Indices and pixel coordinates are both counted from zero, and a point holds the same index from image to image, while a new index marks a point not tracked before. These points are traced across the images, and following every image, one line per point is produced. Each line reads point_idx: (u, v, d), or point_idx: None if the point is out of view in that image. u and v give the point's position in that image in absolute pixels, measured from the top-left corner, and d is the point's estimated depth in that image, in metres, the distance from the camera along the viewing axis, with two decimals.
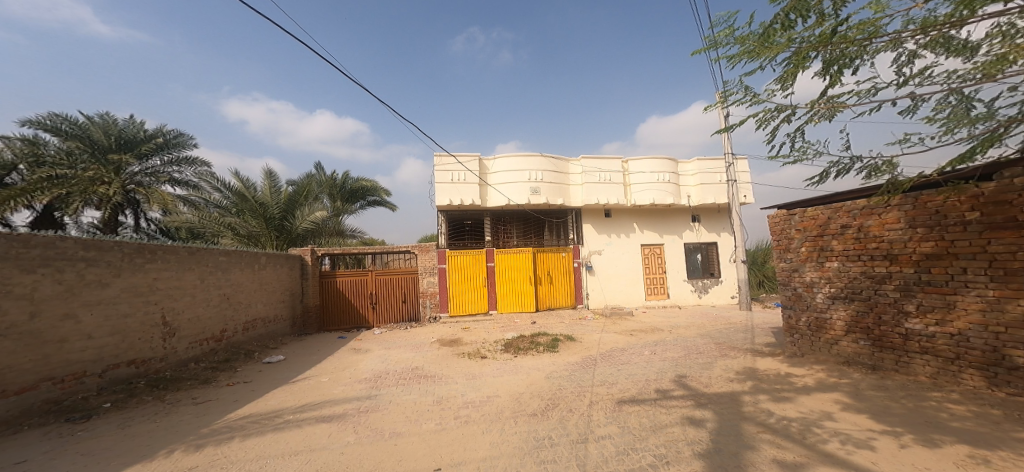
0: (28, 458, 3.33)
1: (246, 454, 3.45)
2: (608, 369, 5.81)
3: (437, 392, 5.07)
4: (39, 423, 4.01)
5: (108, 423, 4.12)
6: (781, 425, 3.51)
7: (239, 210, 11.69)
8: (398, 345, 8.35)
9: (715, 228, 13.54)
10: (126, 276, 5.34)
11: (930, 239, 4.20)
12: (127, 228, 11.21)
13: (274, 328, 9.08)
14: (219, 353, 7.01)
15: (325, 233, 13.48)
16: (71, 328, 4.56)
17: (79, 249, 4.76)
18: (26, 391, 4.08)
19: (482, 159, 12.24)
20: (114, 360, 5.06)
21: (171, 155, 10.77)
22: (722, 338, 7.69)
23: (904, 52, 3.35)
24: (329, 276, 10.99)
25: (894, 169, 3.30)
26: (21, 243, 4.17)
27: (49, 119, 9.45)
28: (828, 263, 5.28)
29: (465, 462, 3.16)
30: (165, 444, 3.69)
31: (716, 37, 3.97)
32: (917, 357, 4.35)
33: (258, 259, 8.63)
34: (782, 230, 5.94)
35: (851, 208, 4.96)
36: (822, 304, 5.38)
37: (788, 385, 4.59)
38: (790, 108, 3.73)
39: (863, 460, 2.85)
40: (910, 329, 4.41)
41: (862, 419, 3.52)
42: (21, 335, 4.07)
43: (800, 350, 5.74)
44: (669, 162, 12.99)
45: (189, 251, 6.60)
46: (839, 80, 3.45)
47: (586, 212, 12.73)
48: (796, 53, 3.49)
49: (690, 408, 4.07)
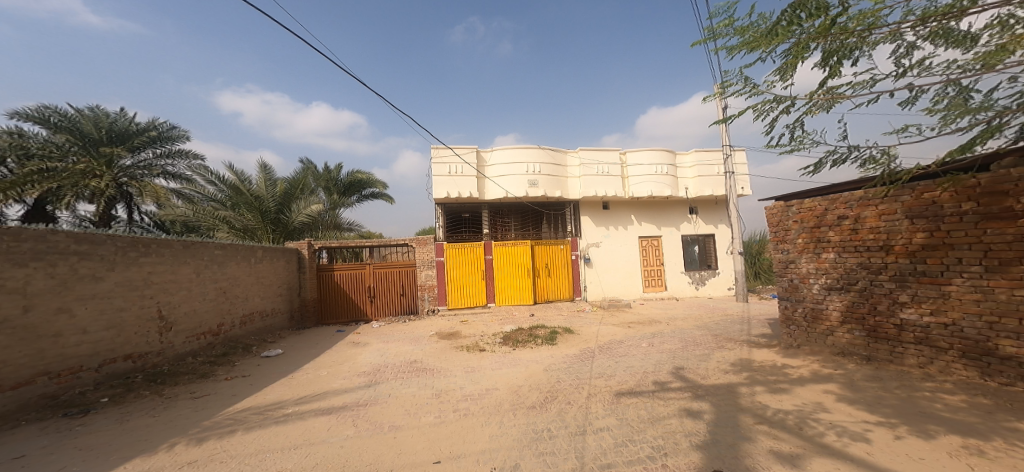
0: (26, 453, 3.33)
1: (246, 448, 3.45)
2: (605, 362, 5.85)
3: (436, 385, 5.08)
4: (36, 418, 4.01)
5: (106, 418, 4.11)
6: (777, 417, 3.54)
7: (233, 203, 11.58)
8: (396, 339, 8.34)
9: (712, 220, 13.56)
10: (120, 270, 5.29)
11: (926, 230, 4.20)
12: (121, 222, 11.08)
13: (272, 322, 9.08)
14: (217, 347, 7.01)
15: (321, 227, 13.45)
16: (65, 322, 4.52)
17: (71, 243, 4.70)
18: (21, 386, 4.07)
19: (479, 151, 12.14)
20: (110, 354, 5.03)
21: (163, 148, 10.66)
22: (719, 330, 7.72)
23: (903, 43, 3.34)
24: (326, 269, 10.94)
25: (892, 159, 3.29)
26: (11, 237, 4.13)
27: (38, 111, 9.30)
28: (824, 255, 5.28)
29: (466, 455, 3.17)
30: (166, 438, 3.69)
31: (716, 27, 3.93)
32: (911, 348, 4.38)
33: (254, 253, 8.60)
34: (779, 222, 5.92)
35: (848, 199, 4.95)
36: (818, 295, 5.39)
37: (782, 376, 4.63)
38: (790, 99, 3.74)
39: (859, 451, 2.88)
40: (904, 320, 4.44)
41: (856, 410, 3.56)
42: (14, 330, 4.05)
43: (796, 341, 5.77)
44: (667, 154, 12.94)
45: (183, 244, 6.55)
46: (839, 71, 3.45)
47: (584, 205, 12.71)
48: (796, 44, 3.47)
49: (687, 400, 4.10)
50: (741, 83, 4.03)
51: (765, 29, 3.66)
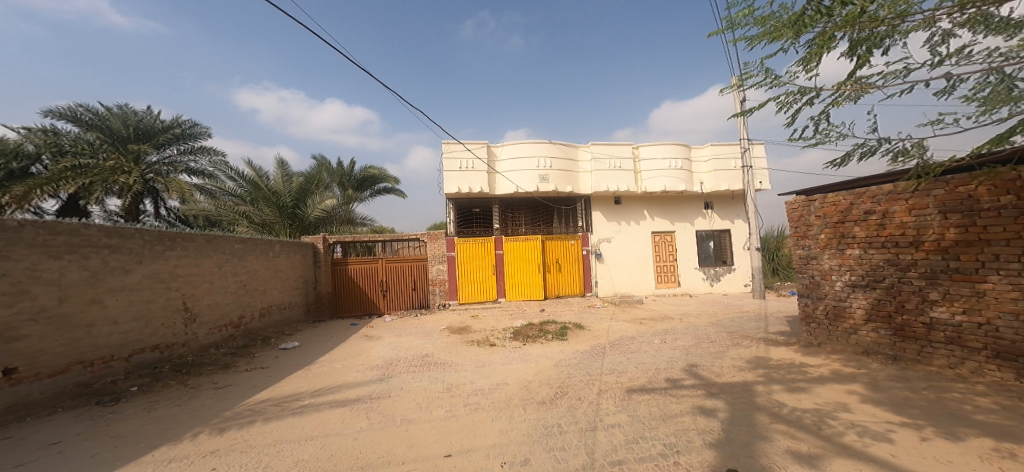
0: (62, 439, 3.46)
1: (264, 438, 3.53)
2: (617, 358, 5.80)
3: (447, 379, 5.12)
4: (71, 405, 4.17)
5: (135, 407, 4.25)
6: (794, 416, 3.46)
7: (252, 199, 11.83)
8: (408, 333, 8.43)
9: (728, 215, 13.29)
10: (148, 263, 5.45)
11: (960, 225, 4.03)
12: (148, 216, 11.44)
13: (289, 315, 9.26)
14: (238, 339, 7.19)
15: (335, 222, 13.62)
16: (98, 313, 4.69)
17: (102, 237, 4.85)
18: (58, 374, 4.24)
19: (490, 146, 12.13)
20: (139, 345, 5.21)
21: (186, 145, 10.91)
22: (734, 327, 7.58)
23: (938, 31, 3.18)
24: (341, 264, 11.10)
25: (924, 151, 3.15)
26: (47, 230, 4.27)
27: (70, 109, 9.60)
28: (848, 251, 5.12)
29: (476, 449, 3.19)
30: (190, 427, 3.80)
31: (734, 18, 3.82)
32: (940, 348, 4.23)
33: (272, 247, 8.76)
34: (800, 217, 5.75)
35: (875, 194, 4.78)
36: (841, 292, 5.24)
37: (802, 375, 4.52)
38: (814, 90, 3.61)
39: (882, 452, 2.79)
40: (934, 319, 4.28)
41: (880, 411, 3.46)
42: (50, 319, 4.20)
43: (816, 340, 5.63)
44: (681, 148, 12.71)
45: (206, 238, 6.70)
46: (868, 60, 3.31)
47: (595, 200, 12.60)
48: (821, 34, 3.35)
49: (701, 398, 4.04)
50: (762, 75, 3.91)
51: (787, 19, 3.54)
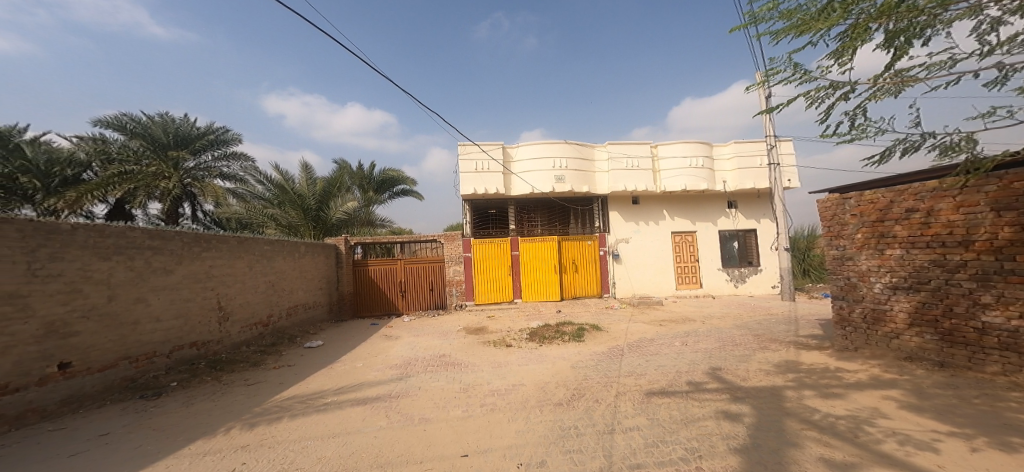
0: (110, 431, 3.65)
1: (291, 434, 3.63)
2: (635, 360, 5.71)
3: (464, 379, 5.16)
4: (118, 399, 4.40)
5: (174, 401, 4.45)
6: (827, 422, 3.33)
7: (280, 202, 12.22)
8: (427, 333, 8.53)
9: (753, 214, 12.92)
10: (186, 263, 5.70)
11: (1016, 224, 3.80)
12: (186, 219, 11.97)
13: (313, 314, 9.51)
14: (267, 337, 7.42)
15: (357, 223, 13.90)
16: (142, 311, 4.92)
17: (146, 239, 5.10)
18: (107, 369, 4.47)
19: (505, 147, 12.17)
20: (179, 342, 5.45)
21: (220, 151, 11.34)
22: (761, 330, 7.36)
23: (986, 19, 3.02)
24: (362, 264, 11.33)
25: (974, 145, 2.99)
26: (97, 232, 4.52)
27: (115, 119, 10.15)
28: (889, 251, 4.90)
29: (492, 449, 3.20)
30: (223, 422, 3.95)
31: (759, 12, 3.72)
32: (994, 354, 3.99)
33: (298, 248, 9.02)
34: (834, 216, 5.55)
35: (919, 191, 4.56)
36: (880, 295, 5.01)
37: (836, 380, 4.35)
38: (849, 84, 3.48)
39: (927, 463, 2.66)
40: (987, 323, 4.05)
41: (924, 419, 3.29)
42: (101, 317, 4.44)
43: (853, 344, 5.40)
44: (702, 146, 12.43)
45: (238, 240, 6.95)
46: (907, 52, 3.17)
47: (613, 200, 12.47)
48: (855, 26, 3.23)
49: (725, 402, 3.94)
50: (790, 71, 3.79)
51: (816, 11, 3.42)
